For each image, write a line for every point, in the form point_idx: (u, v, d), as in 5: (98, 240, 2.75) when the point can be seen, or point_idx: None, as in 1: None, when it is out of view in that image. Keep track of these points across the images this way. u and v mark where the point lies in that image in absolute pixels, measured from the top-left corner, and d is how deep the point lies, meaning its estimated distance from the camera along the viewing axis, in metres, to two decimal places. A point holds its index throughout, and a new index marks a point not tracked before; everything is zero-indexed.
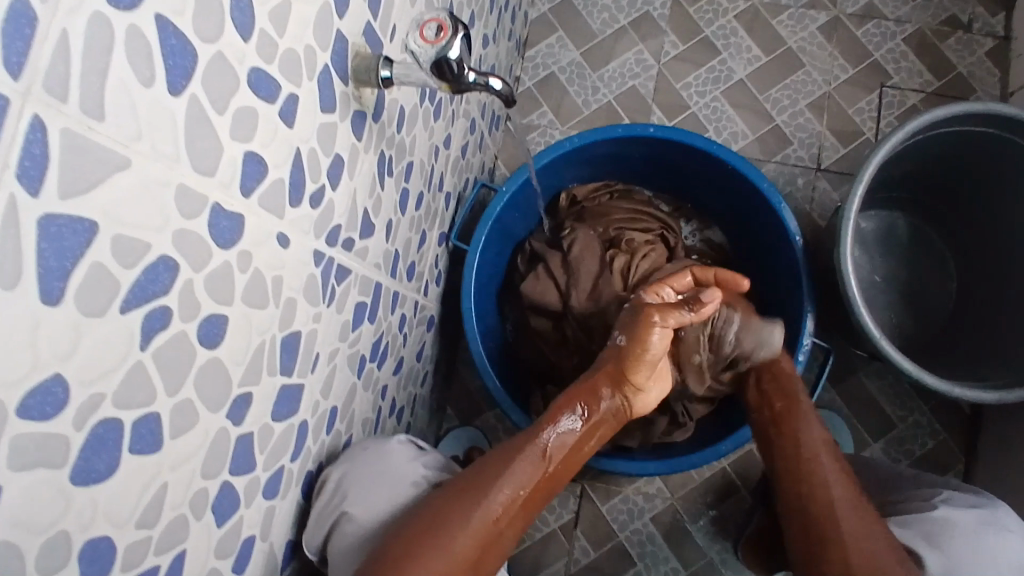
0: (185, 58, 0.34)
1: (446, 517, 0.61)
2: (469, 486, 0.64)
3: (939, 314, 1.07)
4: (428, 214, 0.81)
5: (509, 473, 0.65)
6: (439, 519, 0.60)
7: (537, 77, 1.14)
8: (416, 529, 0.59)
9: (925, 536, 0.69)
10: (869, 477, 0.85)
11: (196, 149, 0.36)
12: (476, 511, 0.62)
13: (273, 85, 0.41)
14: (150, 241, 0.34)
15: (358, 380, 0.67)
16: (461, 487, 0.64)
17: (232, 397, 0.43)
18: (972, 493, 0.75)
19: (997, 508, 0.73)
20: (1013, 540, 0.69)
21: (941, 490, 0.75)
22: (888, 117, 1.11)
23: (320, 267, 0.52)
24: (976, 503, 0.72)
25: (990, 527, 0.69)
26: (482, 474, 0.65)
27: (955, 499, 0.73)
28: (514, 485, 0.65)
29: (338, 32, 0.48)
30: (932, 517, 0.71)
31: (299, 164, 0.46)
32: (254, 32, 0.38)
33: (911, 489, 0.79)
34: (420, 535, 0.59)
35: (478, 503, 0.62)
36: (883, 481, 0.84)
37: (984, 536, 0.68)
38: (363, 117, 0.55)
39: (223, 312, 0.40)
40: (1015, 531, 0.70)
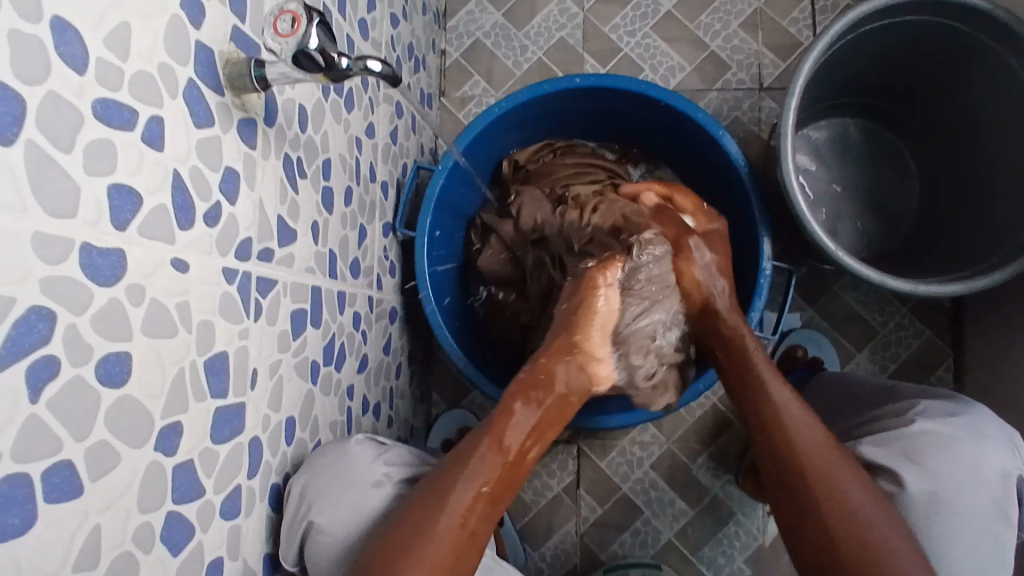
0: (10, 106, 0.33)
1: (411, 522, 0.57)
2: (430, 501, 0.59)
3: (905, 213, 1.06)
4: (364, 208, 0.80)
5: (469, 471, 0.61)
6: (412, 535, 0.56)
7: (462, 47, 1.12)
8: (382, 547, 0.56)
9: (907, 454, 0.69)
10: (857, 400, 0.85)
11: (45, 192, 0.35)
12: (439, 527, 0.57)
13: (127, 111, 0.40)
14: (12, 294, 0.33)
15: (314, 386, 0.67)
16: (424, 504, 0.58)
17: (158, 429, 0.43)
18: (950, 400, 0.75)
19: (978, 413, 0.73)
20: (995, 445, 0.69)
21: (918, 402, 0.75)
22: (823, 22, 1.08)
23: (235, 284, 0.52)
24: (956, 411, 0.73)
25: (972, 436, 0.69)
26: (437, 485, 0.60)
27: (932, 409, 0.73)
28: (473, 483, 0.61)
29: (197, 43, 0.46)
30: (916, 435, 0.70)
31: (181, 184, 0.45)
32: (89, 63, 0.37)
33: (889, 404, 0.79)
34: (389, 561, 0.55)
35: (444, 508, 0.58)
36: (866, 397, 0.84)
37: (969, 453, 0.68)
38: (253, 124, 0.54)
39: (124, 348, 0.40)
40: (996, 440, 0.70)
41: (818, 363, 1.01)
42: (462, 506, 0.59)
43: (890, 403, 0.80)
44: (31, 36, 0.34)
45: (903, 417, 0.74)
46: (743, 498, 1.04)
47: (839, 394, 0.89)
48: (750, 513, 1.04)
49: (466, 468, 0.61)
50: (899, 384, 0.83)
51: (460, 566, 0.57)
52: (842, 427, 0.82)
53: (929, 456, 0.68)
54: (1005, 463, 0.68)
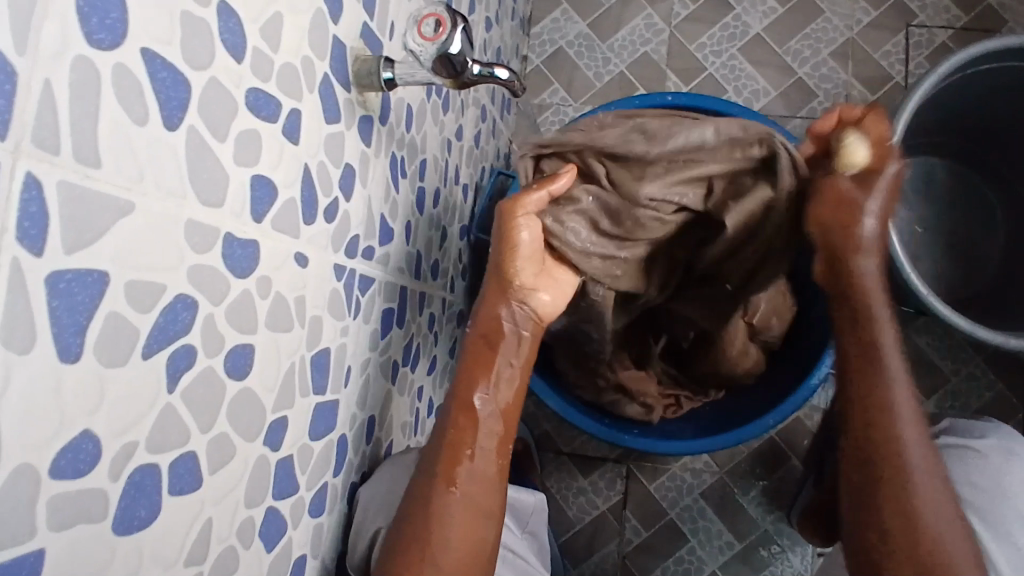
0: (178, 91, 0.32)
1: (411, 523, 0.55)
2: (424, 481, 0.57)
3: (988, 261, 1.02)
4: (447, 210, 0.80)
5: (450, 450, 0.58)
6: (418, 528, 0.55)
7: (545, 54, 1.11)
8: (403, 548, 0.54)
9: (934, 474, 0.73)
10: None
11: (200, 181, 0.34)
12: (444, 509, 0.56)
13: (273, 103, 0.40)
14: (165, 282, 0.33)
15: (393, 386, 0.66)
16: (421, 483, 0.57)
17: (268, 423, 0.43)
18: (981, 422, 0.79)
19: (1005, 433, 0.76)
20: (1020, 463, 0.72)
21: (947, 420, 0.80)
22: (917, 58, 1.06)
23: (342, 281, 0.51)
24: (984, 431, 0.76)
25: (1001, 454, 0.73)
26: (423, 474, 0.57)
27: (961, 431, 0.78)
28: (464, 464, 0.58)
29: (335, 38, 0.46)
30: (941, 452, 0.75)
31: (309, 178, 0.45)
32: (247, 52, 0.37)
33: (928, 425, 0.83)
34: (418, 549, 0.54)
35: (438, 508, 0.55)
36: None
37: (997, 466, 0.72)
38: (371, 121, 0.54)
39: (249, 340, 0.40)
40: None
41: None
42: (457, 490, 0.57)
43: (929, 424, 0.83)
44: (202, 21, 0.33)
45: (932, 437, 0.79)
46: (793, 536, 1.02)
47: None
48: (800, 553, 1.02)
49: (450, 451, 0.58)
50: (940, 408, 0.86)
51: (479, 539, 0.56)
52: None
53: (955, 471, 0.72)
54: None
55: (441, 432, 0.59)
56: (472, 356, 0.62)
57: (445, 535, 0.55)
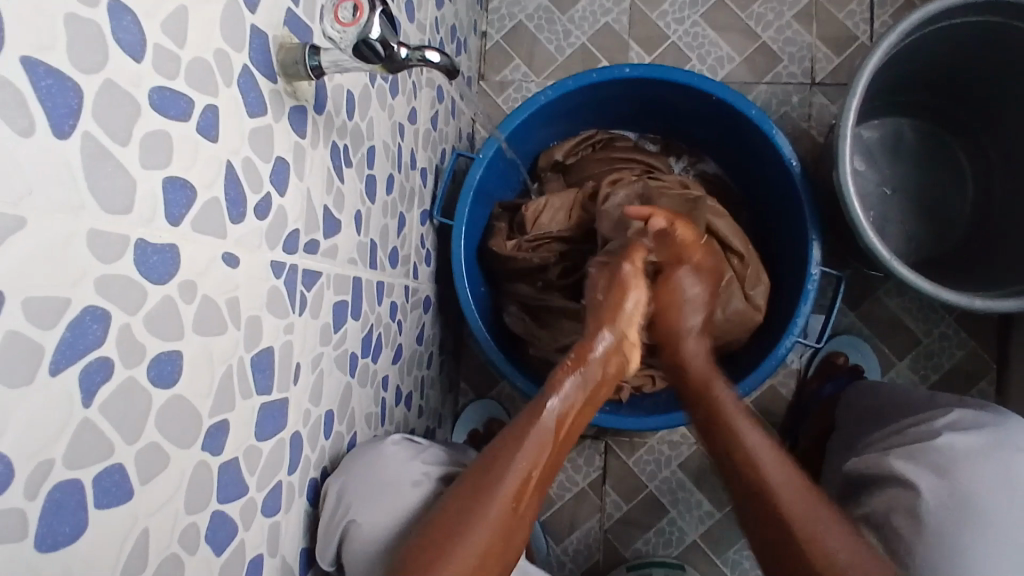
0: (67, 97, 0.31)
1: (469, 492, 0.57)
2: (491, 456, 0.60)
3: (958, 221, 1.02)
4: (404, 196, 0.78)
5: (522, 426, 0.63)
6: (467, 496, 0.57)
7: (504, 29, 1.08)
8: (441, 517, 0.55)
9: (933, 469, 0.67)
10: (892, 410, 0.82)
11: (102, 188, 0.33)
12: (495, 498, 0.56)
13: (183, 101, 0.38)
14: (69, 295, 0.31)
15: (352, 379, 0.66)
16: (482, 460, 0.60)
17: (206, 428, 0.42)
18: (982, 410, 0.73)
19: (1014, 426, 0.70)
20: None
21: (950, 411, 0.73)
22: (882, 16, 1.04)
23: (282, 278, 0.50)
24: (983, 422, 0.70)
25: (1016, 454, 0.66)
26: (491, 461, 0.59)
27: (963, 421, 0.71)
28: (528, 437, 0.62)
29: (253, 28, 0.45)
30: (940, 447, 0.68)
31: (233, 176, 0.43)
32: (147, 50, 0.36)
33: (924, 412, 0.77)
34: (446, 532, 0.54)
35: (500, 470, 0.58)
36: (899, 408, 0.82)
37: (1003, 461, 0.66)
38: (304, 112, 0.52)
39: (175, 347, 0.39)
40: None
41: (859, 372, 0.98)
42: (517, 478, 0.58)
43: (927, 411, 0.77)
44: (90, 23, 0.32)
45: (932, 429, 0.72)
46: None
47: (870, 400, 0.87)
48: None
49: (521, 447, 0.60)
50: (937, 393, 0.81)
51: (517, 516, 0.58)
52: (871, 438, 0.80)
53: (959, 469, 0.66)
54: None
55: (522, 429, 0.62)
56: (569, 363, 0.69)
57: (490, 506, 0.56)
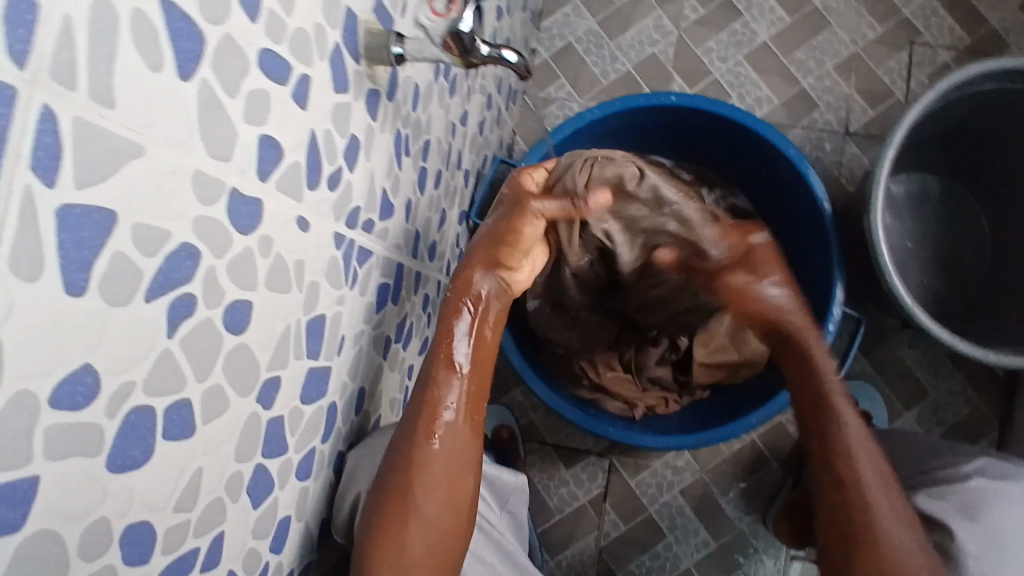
0: (193, 42, 0.33)
1: (395, 477, 0.58)
2: (404, 436, 0.60)
3: (976, 278, 1.04)
4: (448, 193, 0.80)
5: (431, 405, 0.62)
6: (395, 485, 0.58)
7: (553, 48, 1.12)
8: (385, 507, 0.57)
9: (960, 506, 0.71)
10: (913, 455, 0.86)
11: (210, 133, 0.35)
12: (422, 466, 0.59)
13: (284, 66, 0.41)
14: (169, 228, 0.33)
15: (384, 361, 0.67)
16: (396, 441, 0.60)
17: (262, 381, 0.44)
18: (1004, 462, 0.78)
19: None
20: None
21: (974, 459, 0.78)
22: (918, 75, 1.07)
23: (341, 250, 0.52)
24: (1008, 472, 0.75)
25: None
26: (406, 425, 0.61)
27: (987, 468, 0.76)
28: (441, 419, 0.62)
29: (348, 9, 0.47)
30: (970, 488, 0.73)
31: (314, 144, 0.45)
32: (261, 12, 0.38)
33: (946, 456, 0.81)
34: (398, 506, 0.58)
35: (421, 460, 0.59)
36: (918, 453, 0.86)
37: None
38: (378, 96, 0.55)
39: (247, 297, 0.40)
40: None
41: (868, 416, 0.99)
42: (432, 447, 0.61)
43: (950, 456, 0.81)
44: None
45: (958, 471, 0.76)
46: (768, 539, 1.04)
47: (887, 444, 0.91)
48: (775, 556, 1.03)
49: (428, 409, 0.61)
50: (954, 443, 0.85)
51: (459, 495, 0.62)
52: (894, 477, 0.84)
53: (986, 509, 0.70)
54: None
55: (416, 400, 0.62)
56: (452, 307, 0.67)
57: (421, 498, 0.59)
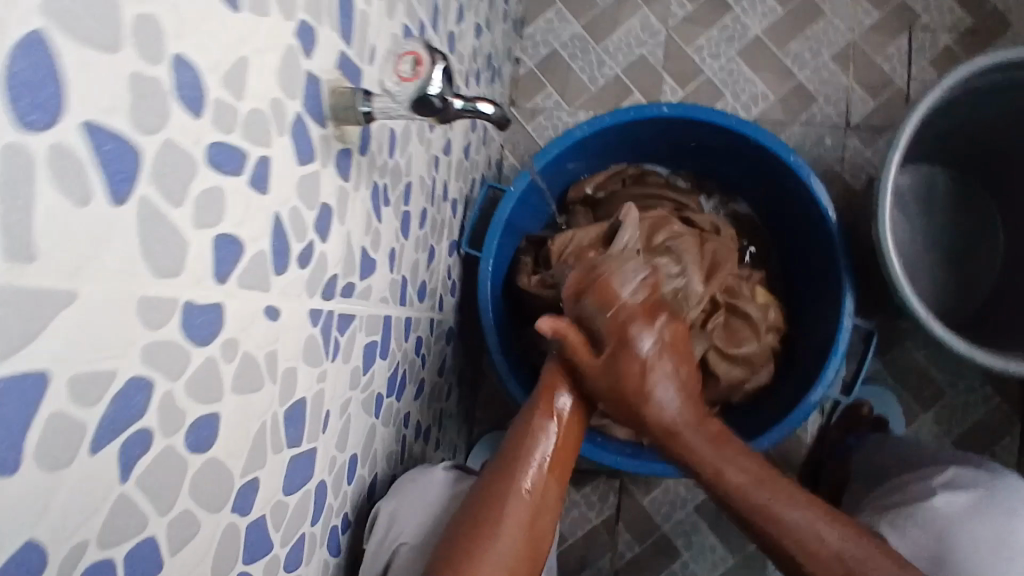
0: (126, 161, 0.29)
1: (478, 519, 0.60)
2: (489, 488, 0.62)
3: (988, 273, 1.00)
4: (435, 228, 0.77)
5: (525, 456, 0.65)
6: (478, 529, 0.59)
7: (538, 56, 1.07)
8: (459, 542, 0.58)
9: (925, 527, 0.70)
10: (891, 468, 0.84)
11: (154, 253, 0.31)
12: (505, 510, 0.60)
13: (238, 155, 0.37)
14: (115, 367, 0.30)
15: (376, 419, 0.64)
16: (482, 491, 0.62)
17: (237, 487, 0.41)
18: (979, 470, 0.76)
19: (1008, 486, 0.72)
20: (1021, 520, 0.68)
21: (948, 471, 0.76)
22: (921, 62, 1.03)
23: (319, 326, 0.49)
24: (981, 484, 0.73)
25: (1008, 515, 0.69)
26: (495, 478, 0.63)
27: (960, 482, 0.74)
28: (530, 469, 0.64)
29: (308, 74, 0.43)
30: (934, 506, 0.71)
31: (280, 227, 0.42)
32: (208, 104, 0.34)
33: (925, 468, 0.80)
34: (469, 546, 0.58)
35: (506, 506, 0.61)
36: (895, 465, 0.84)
37: (994, 524, 0.68)
38: (349, 155, 0.51)
39: (214, 409, 0.38)
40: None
41: (883, 423, 0.96)
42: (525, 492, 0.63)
43: (930, 468, 0.79)
44: (153, 80, 0.30)
45: (930, 487, 0.75)
46: None
47: (875, 456, 0.88)
48: None
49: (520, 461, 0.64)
50: (935, 452, 0.83)
51: (538, 544, 0.61)
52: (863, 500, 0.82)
53: (947, 528, 0.69)
54: None
55: (514, 453, 0.65)
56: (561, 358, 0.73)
57: (503, 533, 0.59)
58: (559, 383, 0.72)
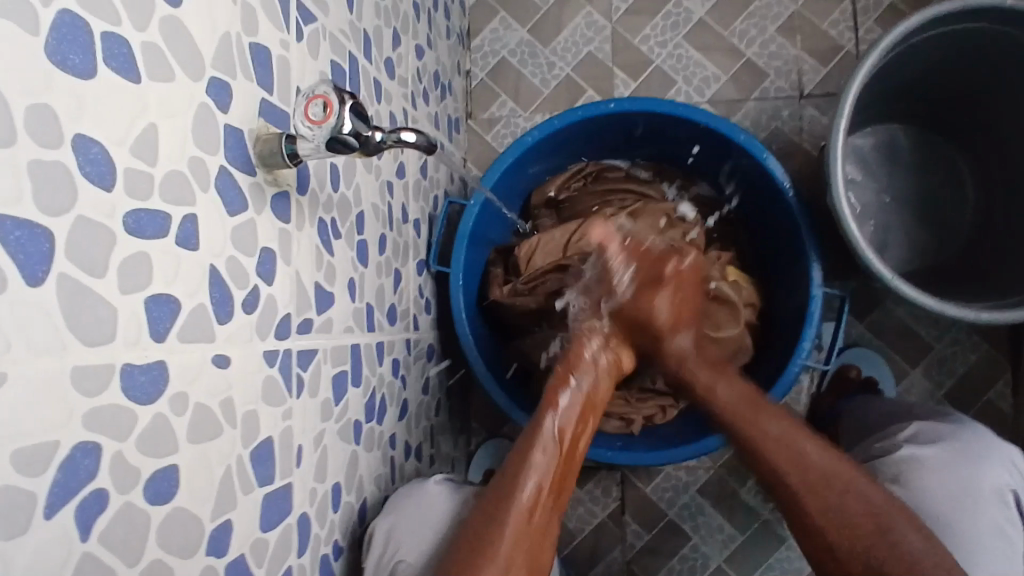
0: (38, 243, 0.31)
1: (486, 524, 0.60)
2: (500, 491, 0.63)
3: (958, 222, 1.00)
4: (398, 251, 0.78)
5: (528, 466, 0.64)
6: (484, 531, 0.59)
7: (488, 67, 1.09)
8: (465, 546, 0.58)
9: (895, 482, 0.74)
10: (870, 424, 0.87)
11: (82, 324, 0.33)
12: (512, 508, 0.61)
13: (159, 218, 0.39)
14: (57, 437, 0.32)
15: (358, 446, 0.66)
16: (493, 495, 0.63)
17: (210, 532, 0.43)
18: (942, 420, 0.80)
19: (968, 433, 0.77)
20: (985, 465, 0.73)
21: (910, 425, 0.80)
22: (866, 23, 1.03)
23: (277, 365, 0.50)
24: (944, 433, 0.77)
25: (965, 461, 0.73)
26: (503, 481, 0.64)
27: (922, 433, 0.78)
28: (535, 475, 0.64)
29: (228, 127, 0.45)
30: (900, 459, 0.75)
31: (218, 278, 0.44)
32: (118, 175, 0.36)
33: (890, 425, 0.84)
34: (473, 550, 0.58)
35: (511, 508, 0.61)
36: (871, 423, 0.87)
37: (959, 471, 0.73)
38: (287, 197, 0.52)
39: (171, 461, 0.39)
40: (986, 456, 0.74)
41: (873, 384, 0.97)
42: (528, 494, 0.63)
43: (896, 423, 0.83)
44: (54, 163, 0.32)
45: (895, 442, 0.79)
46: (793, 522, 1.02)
47: (857, 413, 0.91)
48: None
49: (528, 462, 0.65)
50: (906, 405, 0.86)
51: (535, 547, 0.61)
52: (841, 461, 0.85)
53: (915, 479, 0.73)
54: (995, 480, 0.72)
55: (518, 458, 0.65)
56: (562, 372, 0.74)
57: (504, 533, 0.59)
58: (561, 394, 0.71)
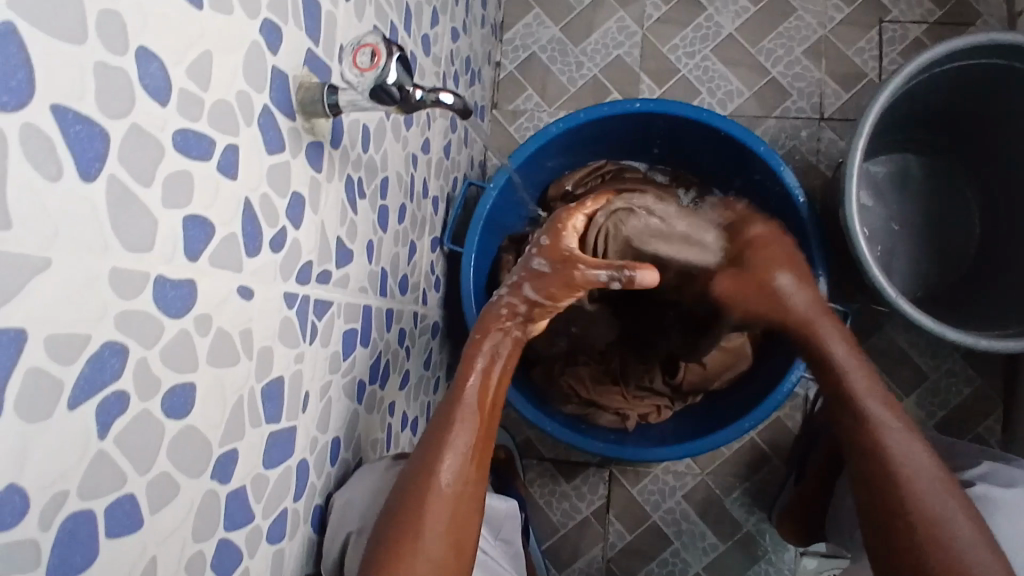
0: (95, 142, 0.32)
1: (408, 500, 0.56)
2: (419, 466, 0.59)
3: (964, 257, 1.02)
4: (415, 224, 0.80)
5: (447, 437, 0.60)
6: (406, 509, 0.56)
7: (518, 60, 1.11)
8: (390, 525, 0.55)
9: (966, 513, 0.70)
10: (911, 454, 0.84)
11: (124, 228, 0.34)
12: (431, 489, 0.57)
13: (205, 141, 0.40)
14: (90, 332, 0.33)
15: (359, 406, 0.66)
16: (412, 470, 0.59)
17: (216, 457, 0.44)
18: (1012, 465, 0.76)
19: None
20: None
21: (979, 465, 0.77)
22: (891, 54, 1.05)
23: (294, 309, 0.51)
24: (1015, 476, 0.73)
25: None
26: (421, 453, 0.59)
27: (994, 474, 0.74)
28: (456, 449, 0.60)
29: (275, 69, 0.46)
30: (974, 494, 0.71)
31: (250, 212, 0.45)
32: (172, 94, 0.37)
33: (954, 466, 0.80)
34: (400, 529, 0.55)
35: (432, 484, 0.57)
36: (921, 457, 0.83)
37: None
38: (321, 148, 0.54)
39: (189, 379, 0.40)
40: None
41: None
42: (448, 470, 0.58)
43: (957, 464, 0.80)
44: (118, 69, 0.33)
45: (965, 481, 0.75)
46: (775, 537, 1.03)
47: None
48: (784, 553, 1.02)
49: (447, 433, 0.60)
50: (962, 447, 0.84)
51: (463, 527, 0.57)
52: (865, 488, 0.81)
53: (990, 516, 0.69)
54: None
55: (440, 424, 0.61)
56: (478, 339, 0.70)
57: (426, 514, 0.56)
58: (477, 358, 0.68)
